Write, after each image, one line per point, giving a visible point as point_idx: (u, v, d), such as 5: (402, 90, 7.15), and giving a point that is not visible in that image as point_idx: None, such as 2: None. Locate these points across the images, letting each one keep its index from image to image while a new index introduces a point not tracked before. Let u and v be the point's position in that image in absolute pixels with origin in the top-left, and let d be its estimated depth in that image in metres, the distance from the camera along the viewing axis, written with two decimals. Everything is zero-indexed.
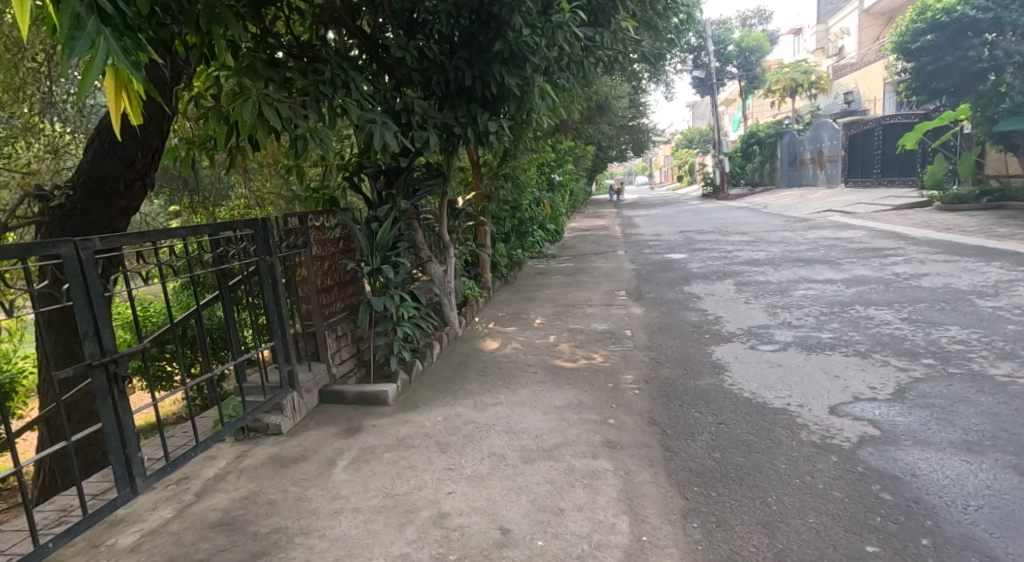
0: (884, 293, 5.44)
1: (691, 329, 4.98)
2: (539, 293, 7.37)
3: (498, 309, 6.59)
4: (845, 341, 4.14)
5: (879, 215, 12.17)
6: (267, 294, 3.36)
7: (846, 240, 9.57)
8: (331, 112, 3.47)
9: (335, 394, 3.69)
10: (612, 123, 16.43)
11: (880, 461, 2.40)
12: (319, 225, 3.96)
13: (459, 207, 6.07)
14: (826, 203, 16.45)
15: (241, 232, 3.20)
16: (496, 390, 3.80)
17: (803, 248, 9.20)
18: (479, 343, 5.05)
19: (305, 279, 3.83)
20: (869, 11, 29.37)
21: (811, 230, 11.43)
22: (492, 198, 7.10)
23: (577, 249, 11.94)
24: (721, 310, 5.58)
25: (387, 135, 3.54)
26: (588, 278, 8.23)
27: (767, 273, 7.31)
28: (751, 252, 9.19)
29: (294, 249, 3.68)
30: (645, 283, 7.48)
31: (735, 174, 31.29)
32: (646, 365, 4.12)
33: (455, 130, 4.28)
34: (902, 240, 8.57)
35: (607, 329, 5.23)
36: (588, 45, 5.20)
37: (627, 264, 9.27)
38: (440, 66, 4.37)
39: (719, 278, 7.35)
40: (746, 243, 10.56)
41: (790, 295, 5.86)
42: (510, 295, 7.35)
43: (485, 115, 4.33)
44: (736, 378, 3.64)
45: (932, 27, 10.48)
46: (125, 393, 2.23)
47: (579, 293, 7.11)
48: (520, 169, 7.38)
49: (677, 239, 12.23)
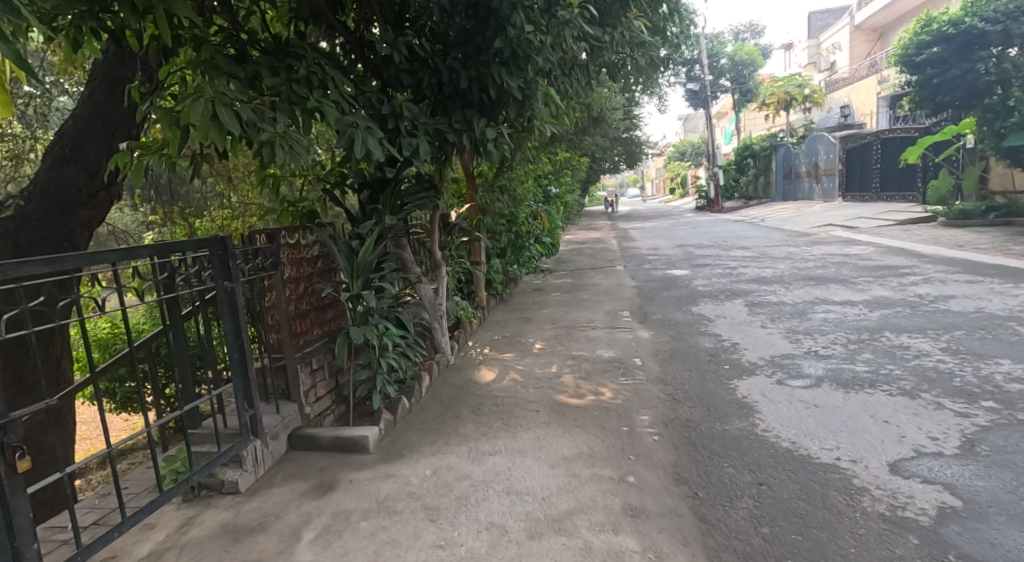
0: (913, 317, 5.02)
1: (707, 358, 4.52)
2: (537, 313, 6.91)
3: (494, 330, 6.12)
4: (885, 376, 3.69)
5: (884, 231, 11.84)
6: (228, 325, 2.85)
7: (855, 256, 9.18)
8: (305, 115, 2.98)
9: (308, 439, 3.18)
10: (606, 135, 16.11)
11: (975, 549, 1.95)
12: (292, 243, 3.49)
13: (452, 221, 5.62)
14: (825, 217, 16.16)
15: (193, 254, 2.69)
16: (493, 435, 3.31)
17: (810, 265, 8.81)
18: (473, 372, 4.58)
19: (275, 305, 3.33)
20: (859, 27, 29.44)
21: (815, 245, 11.07)
22: (488, 211, 6.69)
23: (574, 263, 11.54)
24: (737, 336, 5.13)
25: (373, 144, 3.05)
26: (587, 296, 7.79)
27: (778, 292, 6.90)
28: (758, 269, 8.80)
29: (262, 272, 3.18)
30: (649, 303, 7.04)
31: (729, 187, 31.17)
32: (663, 404, 3.65)
33: (450, 139, 3.80)
34: (915, 258, 8.19)
35: (615, 356, 4.78)
36: (592, 48, 4.79)
37: (627, 281, 8.85)
38: (432, 66, 3.90)
39: (727, 298, 6.92)
40: (750, 258, 10.17)
41: (809, 318, 5.44)
42: (507, 315, 6.89)
43: (482, 121, 3.87)
44: (770, 423, 3.18)
45: (938, 40, 10.17)
46: (16, 470, 1.74)
47: (580, 313, 6.64)
48: (518, 182, 6.97)
49: (676, 254, 11.84)
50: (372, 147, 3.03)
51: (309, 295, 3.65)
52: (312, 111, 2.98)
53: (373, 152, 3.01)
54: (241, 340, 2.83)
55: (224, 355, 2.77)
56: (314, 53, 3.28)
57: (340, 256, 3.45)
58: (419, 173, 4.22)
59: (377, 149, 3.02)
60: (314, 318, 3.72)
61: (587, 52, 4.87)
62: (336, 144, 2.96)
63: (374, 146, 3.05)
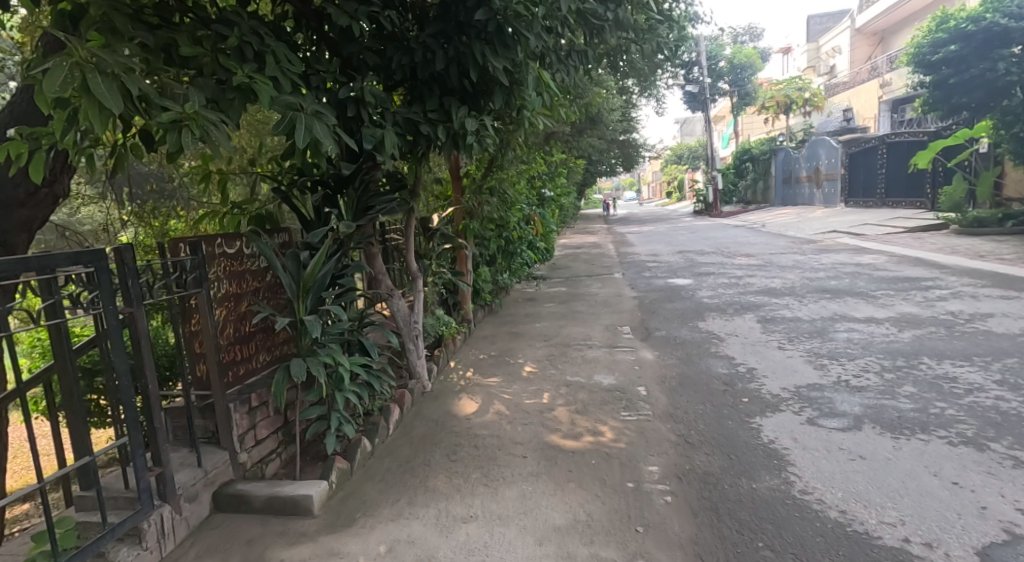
0: (952, 340, 4.44)
1: (721, 389, 3.92)
2: (528, 327, 6.29)
3: (480, 347, 5.53)
4: (938, 417, 3.11)
5: (894, 238, 11.30)
6: (141, 354, 2.24)
7: (868, 266, 8.63)
8: (234, 93, 2.35)
9: (236, 499, 2.57)
10: (603, 137, 15.60)
11: None
12: (230, 253, 2.97)
13: (433, 227, 5.03)
14: (828, 223, 15.65)
15: (77, 271, 2.07)
16: (469, 493, 2.70)
17: (821, 275, 8.26)
18: (452, 402, 3.96)
19: (200, 330, 2.71)
20: (860, 30, 29.01)
21: (823, 253, 10.51)
22: (474, 215, 6.08)
23: (569, 270, 10.97)
24: (753, 359, 4.53)
25: (326, 131, 2.46)
26: (583, 309, 7.18)
27: (792, 306, 6.33)
28: (765, 279, 8.24)
29: (181, 291, 2.56)
30: (651, 317, 6.44)
31: (727, 192, 30.78)
32: (674, 450, 3.04)
33: (425, 130, 3.21)
34: (935, 268, 7.63)
35: (615, 383, 4.18)
36: (592, 30, 4.21)
37: (625, 291, 8.27)
38: (405, 45, 3.28)
39: (736, 313, 6.33)
40: (755, 267, 9.62)
41: (832, 339, 4.85)
42: (495, 329, 6.29)
43: (462, 110, 3.25)
44: (808, 479, 2.58)
45: (955, 37, 9.69)
46: None
47: (575, 329, 6.02)
48: (508, 183, 6.39)
49: (677, 261, 11.28)
50: (325, 136, 2.43)
51: (247, 316, 3.02)
52: (248, 92, 2.39)
53: (324, 142, 2.41)
54: (145, 379, 2.22)
55: (118, 399, 2.15)
56: (252, 19, 2.65)
57: (285, 271, 2.80)
58: (389, 171, 3.60)
59: (330, 139, 2.42)
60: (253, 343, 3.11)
61: (587, 35, 4.28)
62: (273, 132, 2.35)
63: (328, 135, 2.46)
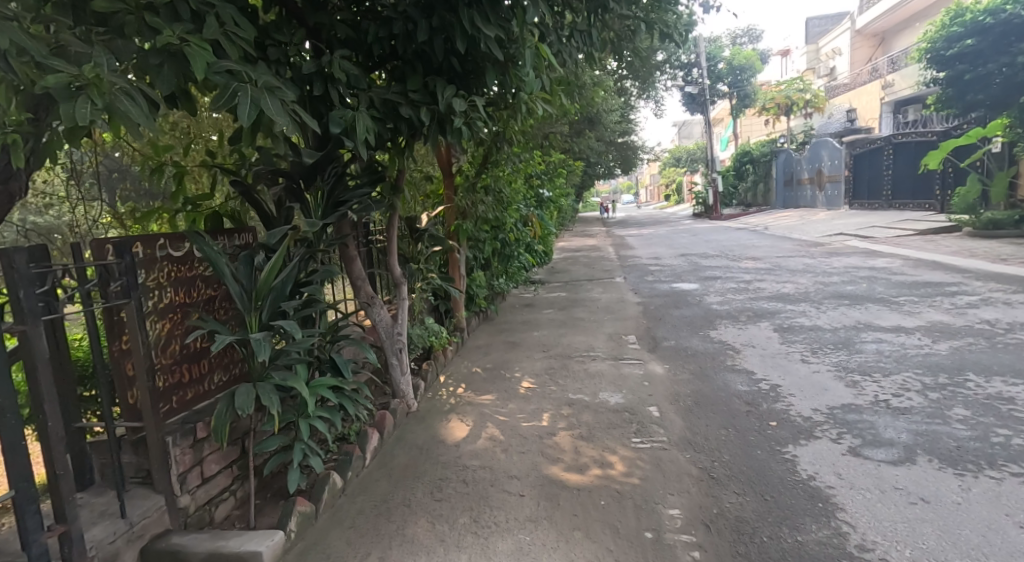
0: (996, 353, 4.00)
1: (744, 410, 3.46)
2: (526, 336, 5.83)
3: (473, 359, 5.07)
4: (1004, 448, 2.67)
5: (905, 241, 10.90)
6: (40, 382, 1.77)
7: (883, 270, 8.21)
8: (163, 59, 1.90)
9: (170, 557, 2.10)
10: (601, 138, 15.20)
11: None
12: (175, 256, 2.53)
13: (422, 227, 4.58)
14: (833, 226, 15.28)
15: None
16: (455, 547, 2.24)
17: (835, 279, 7.84)
18: (440, 425, 3.50)
19: (130, 348, 2.24)
20: (861, 31, 28.68)
21: (833, 256, 10.08)
22: (468, 216, 5.73)
23: (569, 274, 10.55)
24: (775, 375, 4.09)
25: (279, 107, 2.01)
26: (585, 315, 6.72)
27: (809, 314, 5.89)
28: (776, 284, 7.82)
29: (103, 300, 2.11)
30: (658, 325, 5.99)
31: (727, 194, 30.51)
32: (697, 488, 2.58)
33: (407, 112, 2.76)
34: (957, 273, 7.21)
35: (624, 403, 3.73)
36: (597, 7, 3.78)
37: (629, 296, 7.84)
38: (383, 16, 2.83)
39: (749, 321, 5.88)
40: (763, 271, 9.20)
41: (861, 352, 4.42)
42: (490, 337, 5.85)
43: (449, 89, 2.80)
44: (867, 531, 2.14)
45: (971, 31, 9.35)
46: None
47: (577, 338, 5.57)
48: (503, 181, 6.07)
49: (680, 265, 10.86)
50: (278, 113, 1.98)
51: (195, 329, 2.56)
52: (183, 58, 1.94)
53: (277, 120, 1.96)
54: (45, 413, 1.75)
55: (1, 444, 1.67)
56: None
57: (240, 274, 2.34)
58: (368, 162, 3.14)
59: (284, 116, 1.96)
60: (200, 361, 2.64)
61: (590, 13, 3.86)
62: (210, 108, 1.89)
63: (282, 111, 2.00)
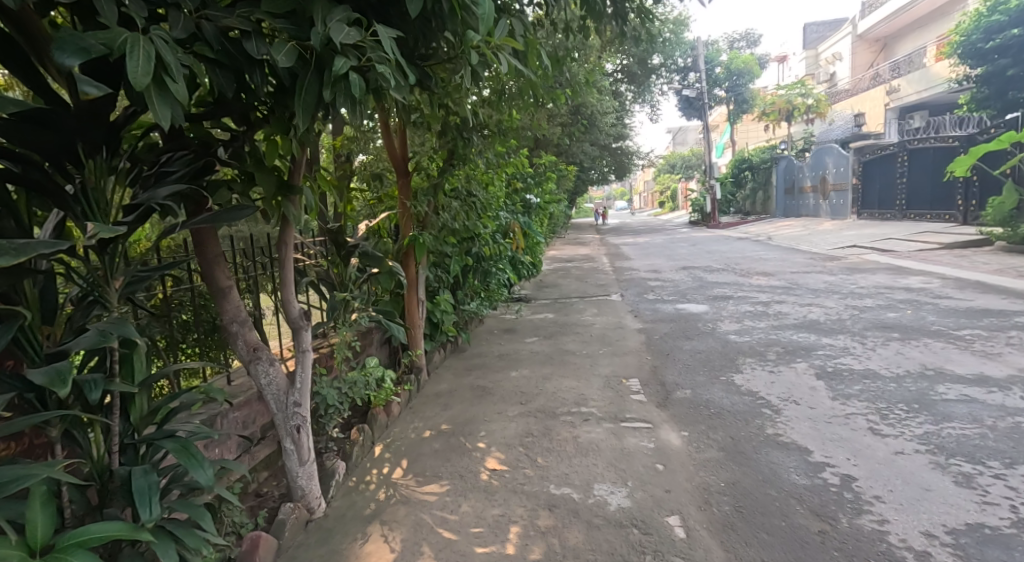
0: None
1: (815, 532, 2.26)
2: (500, 379, 4.60)
3: (426, 415, 3.87)
4: None
5: (932, 256, 9.82)
6: None
7: (923, 291, 7.07)
8: None
9: None
10: (595, 139, 14.06)
11: None
12: None
13: (356, 241, 3.41)
14: (845, 236, 14.19)
15: None
16: None
17: (869, 302, 6.70)
18: (352, 551, 2.33)
19: None
20: (863, 36, 27.81)
21: (855, 273, 8.95)
22: (428, 226, 4.57)
23: (559, 289, 9.36)
24: (844, 458, 2.88)
25: None
26: (575, 348, 5.52)
27: (854, 352, 4.74)
28: (800, 308, 6.67)
29: None
30: (666, 365, 4.80)
31: (725, 202, 29.54)
32: None
33: (255, 50, 1.56)
34: (1017, 298, 6.09)
35: (631, 509, 2.53)
36: None
37: (627, 321, 6.65)
38: None
39: (780, 360, 4.72)
40: (780, 290, 8.05)
41: (950, 418, 3.23)
42: (455, 379, 4.65)
43: (342, 10, 1.58)
44: None
45: (1015, 21, 8.63)
46: None
47: (566, 386, 4.35)
48: (477, 182, 5.04)
49: (683, 280, 9.71)
50: None
51: None
52: None
53: None
54: None
55: None
56: None
57: None
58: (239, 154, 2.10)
59: None
60: None
61: None
62: None
63: None
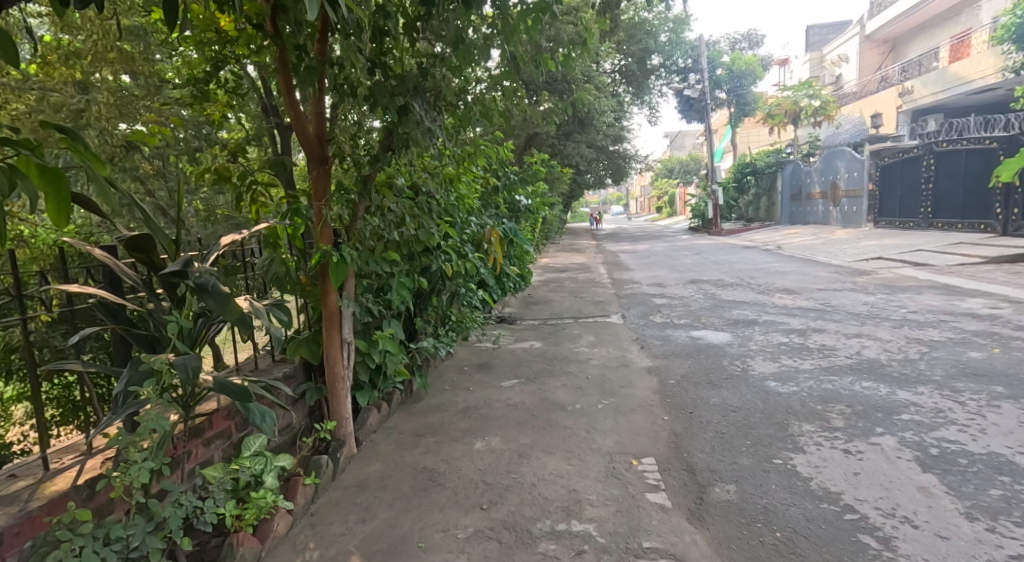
0: None
1: None
2: (456, 457, 3.20)
3: (329, 530, 2.50)
4: None
5: (981, 272, 8.53)
6: None
7: (996, 318, 5.75)
8: None
9: None
10: (594, 137, 12.70)
11: None
12: None
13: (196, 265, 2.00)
14: (866, 247, 12.90)
15: None
16: None
17: (933, 333, 5.37)
18: None
19: None
20: (871, 37, 26.67)
21: (898, 292, 7.62)
22: (356, 234, 3.21)
23: (549, 307, 7.99)
24: None
25: None
26: (564, 397, 4.16)
27: (955, 418, 3.39)
28: (849, 341, 5.33)
29: None
30: (692, 433, 3.43)
31: (727, 208, 28.33)
32: None
33: None
34: None
35: None
36: None
37: (632, 355, 5.29)
38: None
39: (854, 428, 3.35)
40: (814, 313, 6.70)
41: None
42: (392, 453, 3.26)
43: None
44: None
45: None
46: None
47: (550, 474, 2.96)
48: (430, 174, 3.69)
49: (694, 297, 8.36)
50: None
51: None
52: None
53: None
54: None
55: None
56: None
57: None
58: None
59: None
60: None
61: None
62: None
63: None
